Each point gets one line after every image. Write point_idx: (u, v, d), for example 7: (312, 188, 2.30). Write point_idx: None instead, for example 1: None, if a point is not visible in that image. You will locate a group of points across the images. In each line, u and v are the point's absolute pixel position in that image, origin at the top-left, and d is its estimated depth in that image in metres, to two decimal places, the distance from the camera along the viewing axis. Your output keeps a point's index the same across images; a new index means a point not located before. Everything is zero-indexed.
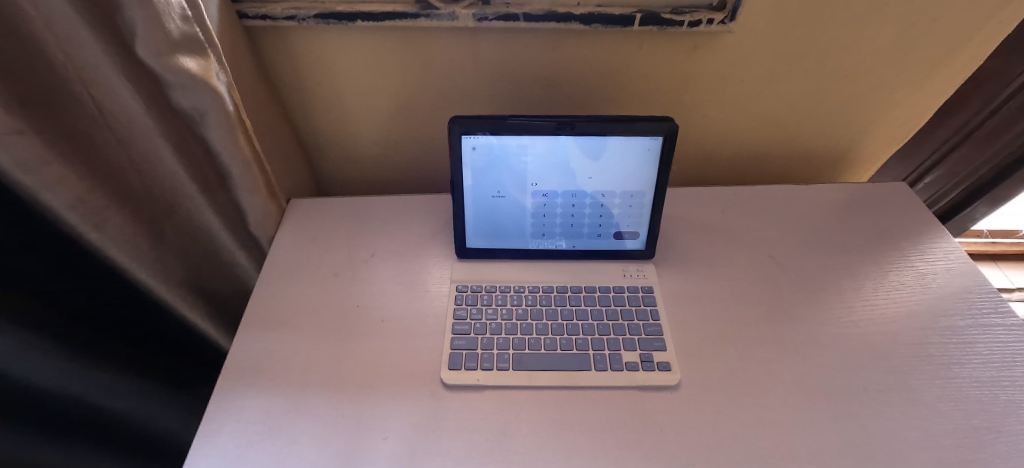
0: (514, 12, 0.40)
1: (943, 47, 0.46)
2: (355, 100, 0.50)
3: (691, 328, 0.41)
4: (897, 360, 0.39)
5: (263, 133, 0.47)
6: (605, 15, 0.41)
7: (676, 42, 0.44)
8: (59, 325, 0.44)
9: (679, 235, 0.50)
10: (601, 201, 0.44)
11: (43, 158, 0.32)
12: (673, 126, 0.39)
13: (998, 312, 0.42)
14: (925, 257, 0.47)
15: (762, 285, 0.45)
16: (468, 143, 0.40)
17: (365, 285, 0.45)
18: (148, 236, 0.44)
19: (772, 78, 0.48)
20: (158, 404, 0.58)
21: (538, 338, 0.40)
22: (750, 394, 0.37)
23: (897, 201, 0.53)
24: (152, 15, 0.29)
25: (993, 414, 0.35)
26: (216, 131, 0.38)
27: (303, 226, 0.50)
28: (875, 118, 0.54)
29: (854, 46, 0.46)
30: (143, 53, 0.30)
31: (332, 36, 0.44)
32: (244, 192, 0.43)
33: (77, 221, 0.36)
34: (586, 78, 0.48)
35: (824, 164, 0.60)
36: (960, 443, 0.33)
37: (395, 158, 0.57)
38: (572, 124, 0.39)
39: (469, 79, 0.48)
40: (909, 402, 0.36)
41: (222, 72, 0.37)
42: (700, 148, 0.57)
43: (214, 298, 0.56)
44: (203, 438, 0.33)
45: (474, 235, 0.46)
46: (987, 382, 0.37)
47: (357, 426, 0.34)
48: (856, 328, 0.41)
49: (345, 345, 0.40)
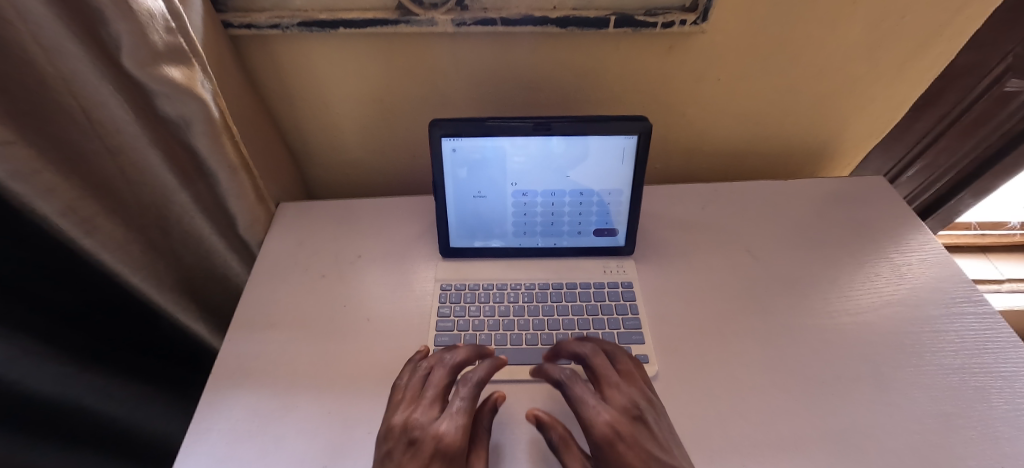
0: (492, 17, 0.41)
1: (914, 42, 0.47)
2: (341, 105, 0.51)
3: (669, 321, 0.42)
4: (870, 350, 0.40)
5: (251, 139, 0.48)
6: (580, 18, 0.42)
7: (651, 43, 0.45)
8: (55, 330, 0.45)
9: (661, 232, 0.51)
10: (580, 200, 0.45)
11: (33, 168, 0.33)
12: (647, 125, 0.40)
13: (970, 301, 0.43)
14: (901, 249, 0.48)
15: (741, 279, 0.46)
16: (447, 145, 0.41)
17: (351, 286, 0.46)
18: (139, 241, 0.45)
19: (748, 76, 0.49)
20: (153, 406, 0.59)
21: (519, 334, 0.41)
22: (726, 385, 0.38)
23: (874, 195, 0.54)
24: (136, 28, 0.30)
25: (962, 400, 0.36)
26: (203, 138, 0.39)
27: (292, 229, 0.52)
28: (851, 113, 0.55)
29: (827, 43, 0.47)
30: (128, 64, 0.32)
31: (315, 43, 0.45)
32: (232, 197, 0.45)
33: (69, 227, 0.37)
34: (565, 79, 0.49)
35: (804, 160, 0.61)
36: (929, 428, 0.34)
37: (382, 161, 0.58)
38: (549, 125, 0.40)
39: (452, 83, 0.49)
40: (882, 390, 0.37)
41: (207, 82, 0.38)
42: (681, 146, 0.58)
43: (205, 301, 0.57)
44: (194, 437, 0.34)
45: (457, 234, 0.47)
46: (958, 369, 0.38)
47: (342, 421, 0.35)
48: (831, 320, 0.42)
49: (332, 344, 0.41)
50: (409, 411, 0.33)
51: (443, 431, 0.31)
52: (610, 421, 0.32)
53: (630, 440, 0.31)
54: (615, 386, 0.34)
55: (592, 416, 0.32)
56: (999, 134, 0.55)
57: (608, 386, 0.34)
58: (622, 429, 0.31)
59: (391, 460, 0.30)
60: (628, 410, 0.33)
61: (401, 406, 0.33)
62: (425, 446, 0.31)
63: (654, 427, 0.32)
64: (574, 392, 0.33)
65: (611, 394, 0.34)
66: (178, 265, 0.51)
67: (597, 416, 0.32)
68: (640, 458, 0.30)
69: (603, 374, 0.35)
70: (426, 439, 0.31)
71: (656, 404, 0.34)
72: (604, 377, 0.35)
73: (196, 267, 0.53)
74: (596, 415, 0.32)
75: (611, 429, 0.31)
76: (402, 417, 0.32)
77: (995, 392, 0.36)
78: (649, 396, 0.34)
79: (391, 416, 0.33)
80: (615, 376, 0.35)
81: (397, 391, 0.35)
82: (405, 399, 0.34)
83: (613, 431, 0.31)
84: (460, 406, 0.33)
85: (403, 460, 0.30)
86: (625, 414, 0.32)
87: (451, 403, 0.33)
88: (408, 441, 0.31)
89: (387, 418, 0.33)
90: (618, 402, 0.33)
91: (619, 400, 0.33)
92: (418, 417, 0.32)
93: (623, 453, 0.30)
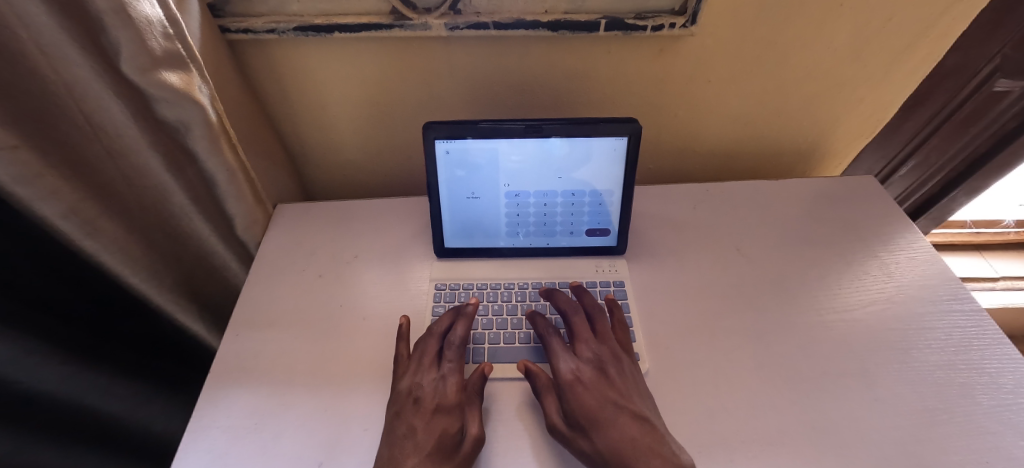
0: (484, 21, 0.42)
1: (901, 44, 0.47)
2: (337, 107, 0.52)
3: (660, 319, 0.43)
4: (857, 347, 0.40)
5: (249, 141, 0.49)
6: (571, 22, 0.42)
7: (642, 45, 0.46)
8: (57, 330, 0.46)
9: (653, 231, 0.52)
10: (572, 200, 0.46)
11: (36, 171, 0.33)
12: (636, 127, 0.41)
13: (957, 298, 0.43)
14: (890, 248, 0.48)
15: (731, 277, 0.47)
16: (441, 148, 0.42)
17: (348, 286, 0.47)
18: (139, 243, 0.46)
19: (738, 78, 0.50)
20: (153, 405, 0.60)
21: (512, 332, 0.41)
22: (715, 381, 0.38)
23: (864, 194, 0.55)
24: (134, 35, 0.31)
25: (947, 396, 0.37)
26: (201, 142, 0.39)
27: (290, 230, 0.52)
28: (842, 114, 0.55)
29: (815, 45, 0.47)
30: (127, 70, 0.32)
31: (310, 47, 0.46)
32: (230, 199, 0.45)
33: (71, 229, 0.38)
34: (558, 82, 0.50)
35: (796, 159, 0.62)
36: (914, 423, 0.35)
37: (378, 163, 0.59)
38: (540, 127, 0.41)
39: (446, 85, 0.50)
40: (867, 386, 0.38)
41: (205, 86, 0.39)
42: (673, 146, 0.58)
43: (204, 301, 0.58)
44: (193, 433, 0.35)
45: (451, 235, 0.48)
46: (944, 365, 0.39)
47: (339, 418, 0.36)
48: (819, 318, 0.43)
49: (328, 343, 0.41)
50: (411, 377, 0.37)
51: (442, 390, 0.36)
52: (574, 369, 0.37)
53: (590, 385, 0.36)
54: (586, 342, 0.39)
55: (559, 363, 0.37)
56: (988, 133, 0.56)
57: (580, 341, 0.39)
58: (584, 376, 0.36)
59: (399, 417, 0.34)
60: (594, 361, 0.37)
61: (404, 374, 0.37)
62: (428, 404, 0.35)
63: (615, 375, 0.36)
64: (548, 343, 0.39)
65: (581, 348, 0.39)
66: (177, 266, 0.52)
67: (565, 364, 0.37)
68: (597, 399, 0.35)
69: (578, 330, 0.40)
70: (428, 397, 0.35)
71: (623, 358, 0.38)
72: (578, 333, 0.40)
73: (195, 267, 0.54)
74: (563, 362, 0.37)
75: (574, 375, 0.36)
76: (405, 382, 0.36)
77: (979, 388, 0.37)
78: (616, 352, 0.38)
79: (397, 383, 0.37)
80: (588, 334, 0.40)
81: (399, 362, 0.39)
82: (406, 367, 0.38)
83: (576, 376, 0.36)
84: (453, 366, 0.37)
85: (409, 416, 0.34)
86: (590, 365, 0.37)
87: (445, 366, 0.37)
88: (413, 401, 0.35)
89: (394, 384, 0.37)
90: (586, 354, 0.38)
91: (587, 353, 0.38)
92: (418, 380, 0.36)
93: (582, 395, 0.35)
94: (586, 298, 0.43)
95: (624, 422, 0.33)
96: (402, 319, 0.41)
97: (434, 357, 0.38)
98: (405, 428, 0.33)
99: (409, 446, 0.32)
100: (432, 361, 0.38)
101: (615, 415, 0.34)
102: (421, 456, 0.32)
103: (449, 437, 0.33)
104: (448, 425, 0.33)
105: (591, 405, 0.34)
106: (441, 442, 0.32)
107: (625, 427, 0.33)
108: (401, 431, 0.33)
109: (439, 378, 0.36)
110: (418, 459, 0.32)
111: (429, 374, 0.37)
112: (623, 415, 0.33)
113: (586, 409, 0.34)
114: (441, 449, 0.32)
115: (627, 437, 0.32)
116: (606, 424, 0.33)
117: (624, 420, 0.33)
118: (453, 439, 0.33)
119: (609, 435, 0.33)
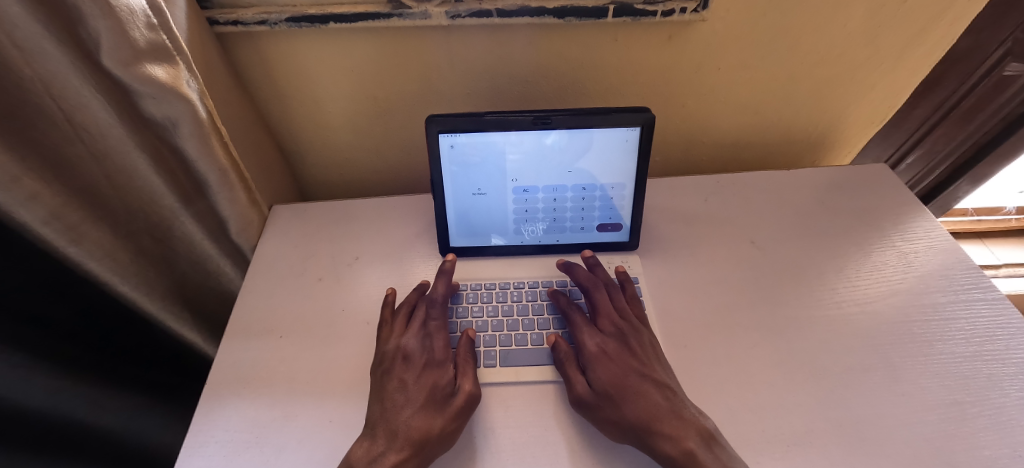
0: (487, 8, 0.40)
1: (916, 27, 0.46)
2: (333, 103, 0.50)
3: (677, 316, 0.42)
4: (879, 340, 0.39)
5: (240, 140, 0.47)
6: (577, 8, 0.41)
7: (651, 33, 0.44)
8: (44, 343, 0.44)
9: (663, 226, 0.50)
10: (583, 194, 0.44)
11: (13, 175, 0.31)
12: (650, 116, 0.39)
13: (978, 287, 0.42)
14: (906, 237, 0.47)
15: (746, 270, 0.46)
16: (445, 142, 0.40)
17: (349, 289, 0.45)
18: (126, 248, 0.43)
19: (748, 65, 0.49)
20: (147, 419, 0.58)
21: (524, 334, 0.40)
22: (736, 380, 0.37)
23: (875, 182, 0.53)
24: (115, 25, 0.29)
25: (975, 388, 0.35)
26: (190, 140, 0.37)
27: (286, 232, 0.50)
28: (853, 102, 0.54)
29: (828, 29, 0.46)
30: (108, 64, 0.30)
31: (304, 39, 0.43)
32: (223, 201, 0.43)
33: (53, 236, 0.35)
34: (563, 73, 0.48)
35: (806, 149, 0.61)
36: (945, 418, 0.34)
37: (376, 160, 0.57)
38: (548, 118, 0.39)
39: (447, 78, 0.48)
40: (894, 380, 0.36)
41: (193, 81, 0.36)
42: (681, 136, 0.57)
43: (198, 307, 0.55)
44: (190, 449, 0.33)
45: (456, 233, 0.46)
46: (969, 357, 0.37)
47: (343, 429, 0.34)
48: (839, 310, 0.41)
49: (330, 349, 0.40)
50: (399, 338, 0.37)
51: (430, 347, 0.37)
52: (599, 342, 0.37)
53: (615, 356, 0.36)
54: (609, 316, 0.39)
55: (583, 337, 0.37)
56: (998, 119, 0.56)
57: (602, 316, 0.39)
58: (609, 349, 0.36)
59: (389, 373, 0.35)
60: (617, 335, 0.38)
61: (392, 336, 0.38)
62: (417, 361, 0.36)
63: (638, 347, 0.36)
64: (572, 318, 0.39)
65: (604, 323, 0.39)
66: (169, 271, 0.50)
67: (589, 338, 0.37)
68: (621, 370, 0.35)
69: (601, 305, 0.40)
70: (416, 355, 0.36)
71: (644, 330, 0.38)
72: (601, 307, 0.40)
73: (189, 273, 0.52)
74: (587, 337, 0.37)
75: (599, 349, 0.36)
76: (393, 344, 0.37)
77: (1007, 380, 0.35)
78: (637, 324, 0.38)
79: (384, 344, 0.37)
80: (610, 308, 0.40)
81: (382, 325, 0.39)
82: (396, 329, 0.38)
83: (601, 349, 0.36)
84: (438, 326, 0.38)
85: (399, 372, 0.35)
86: (614, 338, 0.37)
87: (432, 327, 0.38)
88: (402, 358, 0.36)
89: (381, 346, 0.37)
90: (609, 329, 0.38)
91: (610, 327, 0.38)
92: (406, 340, 0.37)
93: (607, 366, 0.35)
94: (601, 272, 0.43)
95: (647, 390, 0.33)
96: (389, 291, 0.42)
97: (419, 318, 0.38)
98: (396, 383, 0.34)
99: (401, 398, 0.33)
100: (418, 322, 0.38)
101: (639, 384, 0.34)
102: (415, 407, 0.33)
103: (440, 388, 0.34)
104: (438, 379, 0.35)
105: (617, 375, 0.34)
106: (432, 394, 0.34)
107: (649, 394, 0.33)
108: (392, 386, 0.34)
109: (427, 337, 0.37)
110: (412, 410, 0.33)
111: (417, 334, 0.37)
112: (646, 383, 0.34)
113: (611, 379, 0.34)
114: (433, 400, 0.33)
115: (652, 404, 0.32)
116: (631, 392, 0.33)
117: (647, 388, 0.34)
118: (444, 390, 0.34)
119: (636, 401, 0.33)
